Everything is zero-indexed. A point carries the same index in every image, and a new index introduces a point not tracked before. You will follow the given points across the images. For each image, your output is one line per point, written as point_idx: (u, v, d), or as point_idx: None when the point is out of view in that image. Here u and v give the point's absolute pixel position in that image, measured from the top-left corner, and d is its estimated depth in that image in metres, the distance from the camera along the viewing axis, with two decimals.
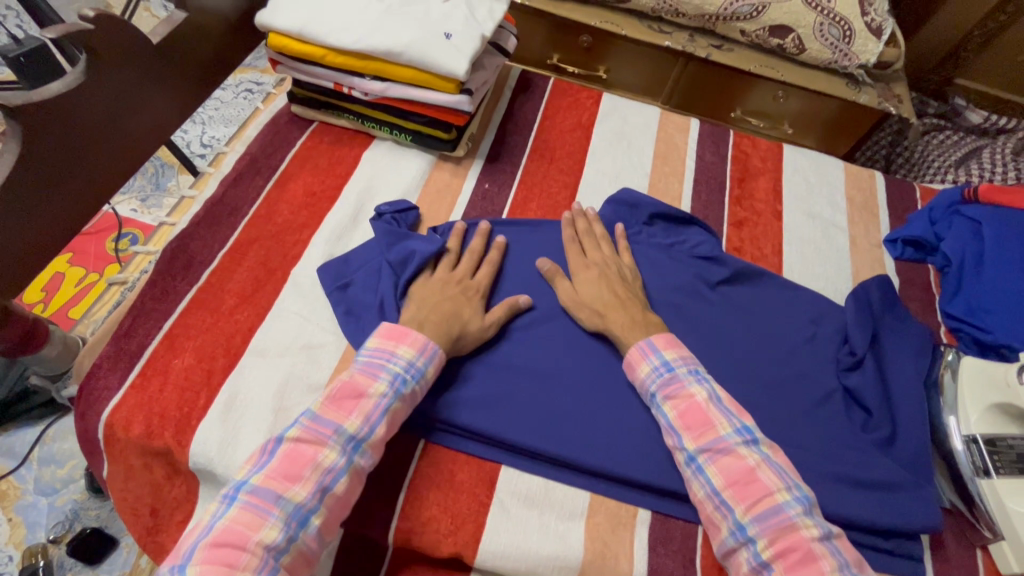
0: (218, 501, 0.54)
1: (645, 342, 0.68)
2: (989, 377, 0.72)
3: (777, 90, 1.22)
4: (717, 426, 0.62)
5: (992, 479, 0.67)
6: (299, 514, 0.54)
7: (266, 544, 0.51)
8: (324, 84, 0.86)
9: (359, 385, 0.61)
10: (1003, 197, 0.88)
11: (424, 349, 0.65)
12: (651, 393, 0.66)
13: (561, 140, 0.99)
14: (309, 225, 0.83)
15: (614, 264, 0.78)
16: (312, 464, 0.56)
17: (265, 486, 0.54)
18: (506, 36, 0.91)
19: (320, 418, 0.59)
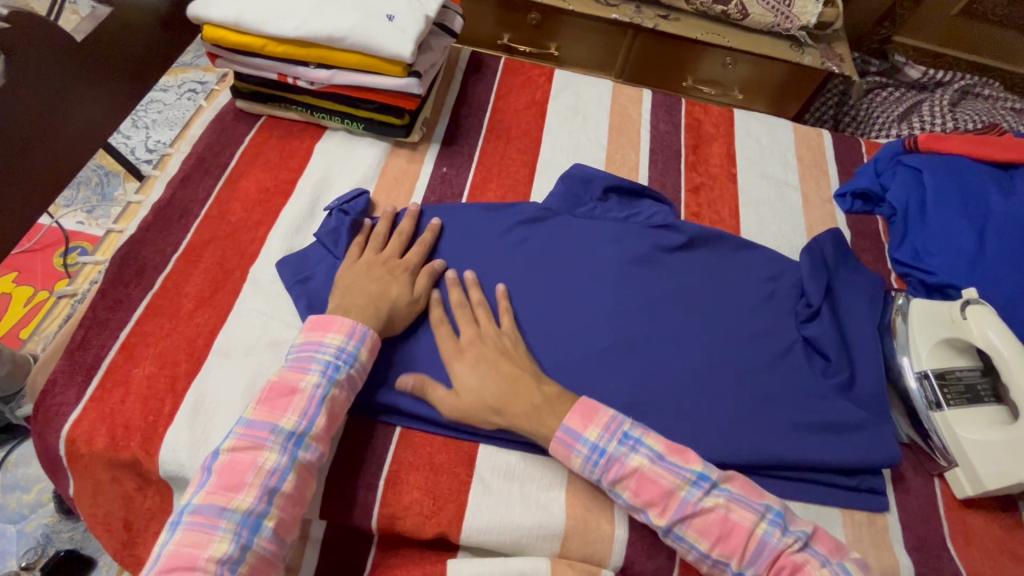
0: (166, 527, 0.55)
1: (564, 432, 0.61)
2: (934, 315, 0.75)
3: (725, 57, 1.24)
4: (674, 490, 0.58)
5: (944, 410, 0.70)
6: (248, 521, 0.54)
7: (217, 558, 0.52)
8: (267, 76, 0.83)
9: (288, 383, 0.61)
10: (941, 145, 0.92)
11: (353, 332, 0.65)
12: (597, 479, 0.61)
13: (516, 119, 0.98)
14: (264, 222, 0.81)
15: (492, 337, 0.69)
16: (253, 470, 0.56)
17: (208, 502, 0.54)
18: (451, 16, 0.91)
19: (253, 424, 0.58)
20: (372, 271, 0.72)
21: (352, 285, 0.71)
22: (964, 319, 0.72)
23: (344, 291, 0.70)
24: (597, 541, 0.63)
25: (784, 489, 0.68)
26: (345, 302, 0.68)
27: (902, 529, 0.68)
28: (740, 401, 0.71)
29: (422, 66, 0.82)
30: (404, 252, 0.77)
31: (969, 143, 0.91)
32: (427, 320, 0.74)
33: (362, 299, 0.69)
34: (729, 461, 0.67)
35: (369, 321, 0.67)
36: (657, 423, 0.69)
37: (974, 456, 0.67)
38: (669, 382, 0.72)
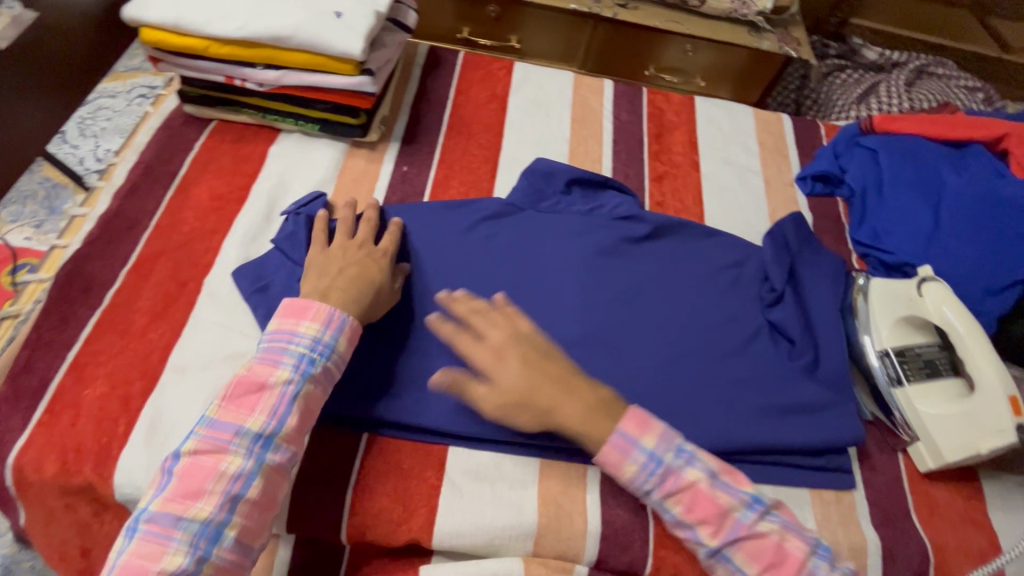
0: (122, 535, 0.53)
1: (619, 437, 0.59)
2: (893, 292, 0.77)
3: (686, 44, 1.25)
4: (730, 510, 0.58)
5: (905, 386, 0.71)
6: (206, 530, 0.52)
7: (170, 571, 0.50)
8: (214, 79, 0.80)
9: (256, 379, 0.58)
10: (896, 126, 0.93)
11: (330, 321, 0.62)
12: (647, 490, 0.59)
13: (477, 115, 0.97)
14: (219, 231, 0.78)
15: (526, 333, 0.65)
16: (214, 475, 0.53)
17: (165, 509, 0.52)
18: (405, 11, 0.88)
19: (216, 424, 0.56)
20: (348, 254, 0.70)
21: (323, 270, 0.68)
22: (919, 295, 0.73)
23: (318, 275, 0.67)
24: (571, 538, 0.63)
25: (753, 473, 0.69)
26: (324, 285, 0.66)
27: (869, 506, 0.70)
28: (709, 388, 0.72)
29: (374, 63, 0.80)
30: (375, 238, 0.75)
31: (923, 123, 0.92)
32: (391, 323, 0.72)
33: (342, 284, 0.66)
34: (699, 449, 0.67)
35: (346, 308, 0.65)
36: None
37: (934, 430, 0.69)
38: (639, 374, 0.71)
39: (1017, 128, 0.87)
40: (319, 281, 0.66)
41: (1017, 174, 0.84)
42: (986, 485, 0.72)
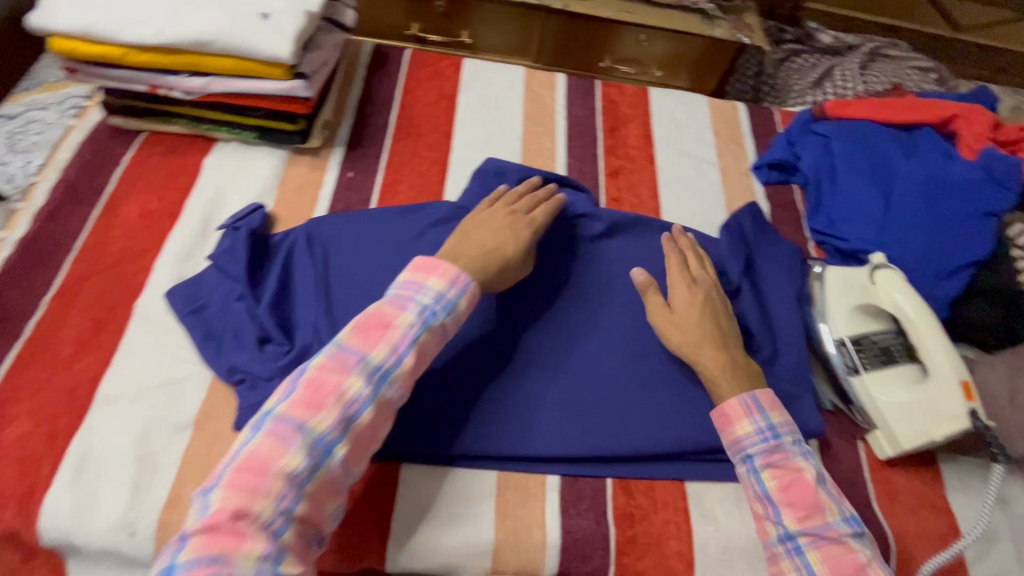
0: (246, 429, 0.52)
1: (750, 398, 0.62)
2: (847, 281, 0.76)
3: (640, 34, 1.23)
4: (824, 509, 0.57)
5: (862, 375, 0.71)
6: (325, 442, 0.51)
7: (288, 472, 0.49)
8: (136, 88, 0.75)
9: (386, 317, 0.58)
10: (848, 111, 0.93)
11: (456, 281, 0.62)
12: (748, 455, 0.61)
13: (426, 115, 0.93)
14: (151, 249, 0.74)
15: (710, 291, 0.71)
16: (336, 393, 0.53)
17: (290, 413, 0.51)
18: (341, 9, 0.85)
19: (347, 348, 0.55)
20: (507, 219, 0.71)
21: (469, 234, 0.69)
22: (872, 283, 0.74)
23: (459, 238, 0.69)
24: (530, 551, 0.62)
25: (714, 473, 0.68)
26: (450, 252, 0.67)
27: None
28: (668, 388, 0.70)
29: (308, 65, 0.76)
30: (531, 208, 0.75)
31: (874, 107, 0.92)
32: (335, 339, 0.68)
33: (469, 250, 0.67)
34: (657, 452, 0.66)
35: (470, 272, 0.65)
36: (585, 420, 0.67)
37: (890, 417, 0.69)
38: (594, 378, 0.70)
39: (964, 110, 0.88)
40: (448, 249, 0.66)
41: (966, 155, 0.84)
42: (944, 468, 0.72)
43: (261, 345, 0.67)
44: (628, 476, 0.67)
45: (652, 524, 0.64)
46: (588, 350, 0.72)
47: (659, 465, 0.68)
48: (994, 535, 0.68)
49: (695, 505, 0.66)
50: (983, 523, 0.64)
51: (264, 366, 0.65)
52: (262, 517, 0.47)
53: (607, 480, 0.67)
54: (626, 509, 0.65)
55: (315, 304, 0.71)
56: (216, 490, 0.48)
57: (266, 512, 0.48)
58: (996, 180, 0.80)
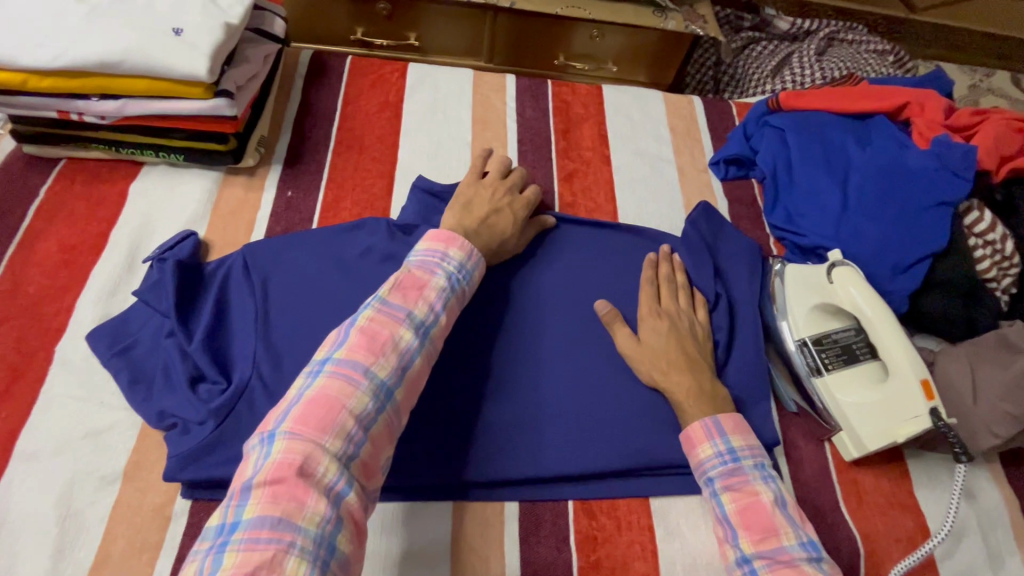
0: (303, 375, 0.52)
1: (711, 421, 0.62)
2: (805, 279, 0.75)
3: (592, 29, 1.20)
4: (780, 532, 0.55)
5: (824, 376, 0.69)
6: (385, 386, 0.52)
7: (358, 411, 0.50)
8: (44, 115, 0.70)
9: (420, 279, 0.60)
10: (801, 101, 0.91)
11: (471, 255, 0.66)
12: (709, 477, 0.60)
13: (369, 126, 0.89)
14: (72, 287, 0.69)
15: (687, 319, 0.70)
16: (390, 343, 0.54)
17: (352, 358, 0.52)
18: (269, 19, 0.82)
19: (391, 303, 0.57)
20: (500, 194, 0.76)
21: (473, 208, 0.73)
22: (831, 281, 0.72)
23: (462, 211, 0.72)
24: None
25: (679, 487, 0.66)
26: (467, 226, 0.70)
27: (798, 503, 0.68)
28: (629, 402, 0.68)
29: (231, 81, 0.72)
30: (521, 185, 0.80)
31: (827, 97, 0.90)
32: (275, 372, 0.64)
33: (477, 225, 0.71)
34: (619, 470, 0.64)
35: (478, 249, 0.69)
36: (542, 442, 0.65)
37: (852, 418, 0.67)
38: (552, 395, 0.68)
39: (918, 97, 0.87)
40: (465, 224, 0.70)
41: (919, 144, 0.83)
42: (912, 465, 0.71)
43: (194, 386, 0.62)
44: (591, 497, 0.64)
45: (617, 546, 0.62)
46: (545, 367, 0.69)
47: (622, 482, 0.65)
48: (962, 530, 0.68)
49: (660, 522, 0.64)
50: (949, 520, 0.62)
51: (198, 408, 0.61)
52: (327, 466, 0.46)
53: (569, 503, 0.64)
54: (589, 532, 0.62)
55: (252, 335, 0.67)
56: (284, 430, 0.47)
57: (333, 458, 0.47)
58: (953, 169, 0.76)
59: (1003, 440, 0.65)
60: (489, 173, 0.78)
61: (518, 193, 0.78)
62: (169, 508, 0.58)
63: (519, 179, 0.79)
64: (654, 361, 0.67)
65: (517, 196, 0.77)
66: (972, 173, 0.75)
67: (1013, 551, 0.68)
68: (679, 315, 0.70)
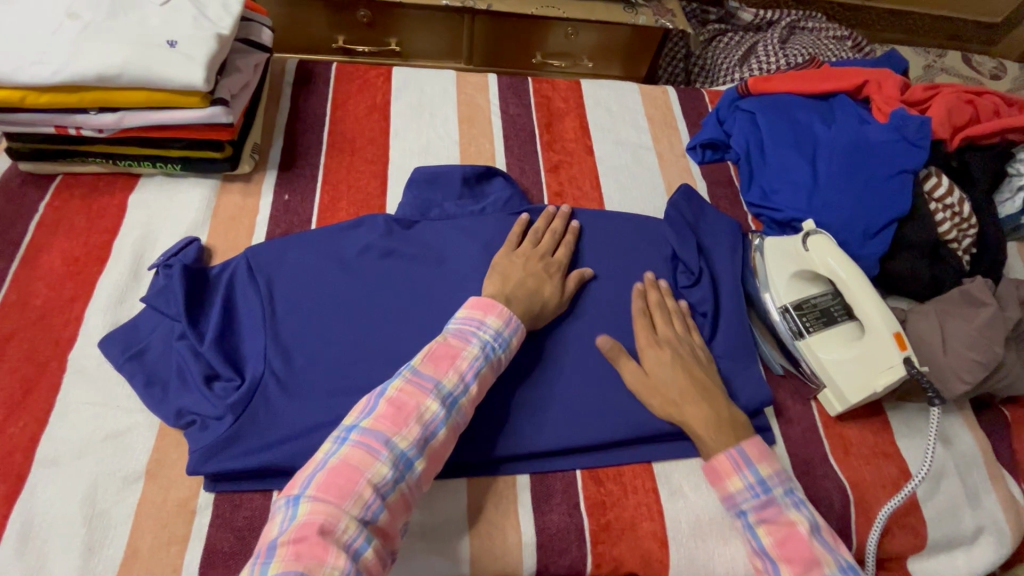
0: (329, 440, 0.54)
1: (736, 452, 0.61)
2: (782, 249, 0.80)
3: (568, 27, 1.25)
4: (821, 561, 0.56)
5: (806, 338, 0.74)
6: (407, 457, 0.53)
7: (376, 481, 0.51)
8: (42, 130, 0.72)
9: (454, 347, 0.60)
10: (769, 86, 0.96)
11: (509, 322, 0.65)
12: (741, 510, 0.60)
13: (359, 128, 0.92)
14: (79, 298, 0.70)
15: (687, 345, 0.71)
16: (415, 415, 0.55)
17: (375, 428, 0.53)
18: (257, 29, 0.84)
19: (420, 373, 0.58)
20: (530, 264, 0.73)
21: (508, 274, 0.71)
22: (807, 250, 0.76)
23: (500, 280, 0.70)
24: (507, 554, 0.63)
25: (679, 450, 0.69)
26: (506, 291, 0.68)
27: (790, 458, 0.72)
28: None
29: (225, 90, 0.75)
30: (555, 249, 0.77)
31: (793, 80, 0.96)
32: (288, 366, 0.67)
33: (518, 293, 0.69)
34: (623, 438, 0.68)
35: (520, 315, 0.68)
36: (548, 416, 0.68)
37: (835, 374, 0.72)
38: (557, 373, 0.70)
39: (875, 75, 0.93)
40: (503, 286, 0.68)
41: (879, 118, 0.88)
42: (891, 416, 0.76)
43: (209, 384, 0.64)
44: (597, 465, 0.68)
45: (625, 508, 0.66)
46: (546, 347, 0.72)
47: (626, 449, 0.69)
48: (941, 472, 0.73)
49: (663, 483, 0.68)
50: (927, 462, 0.67)
51: (215, 404, 0.63)
52: (347, 526, 0.48)
53: (577, 472, 0.67)
54: (598, 497, 0.66)
55: (262, 333, 0.69)
56: (308, 497, 0.49)
57: (353, 520, 0.48)
58: (910, 139, 0.82)
59: (972, 385, 0.70)
60: (517, 244, 0.76)
61: (551, 253, 0.76)
62: (193, 502, 0.60)
63: (552, 242, 0.77)
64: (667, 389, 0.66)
65: (550, 258, 0.75)
66: (927, 143, 0.82)
67: (987, 486, 0.73)
68: (677, 343, 0.70)
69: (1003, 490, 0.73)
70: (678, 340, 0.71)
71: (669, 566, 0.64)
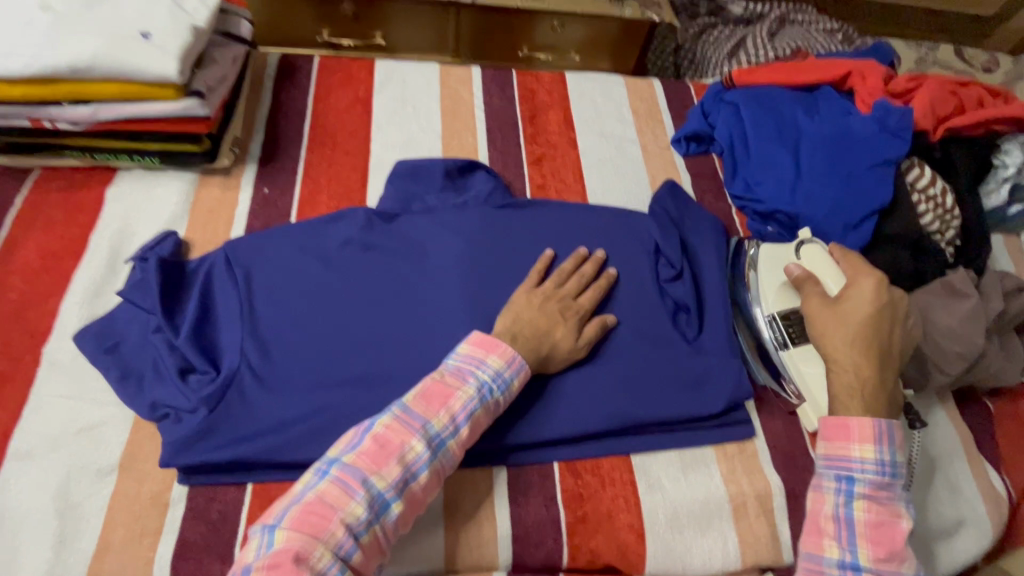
0: (309, 472, 0.53)
1: (883, 427, 0.62)
2: (773, 257, 0.76)
3: (553, 20, 1.25)
4: (903, 557, 0.59)
5: (790, 350, 0.70)
6: (383, 498, 0.52)
7: (349, 522, 0.50)
8: (17, 123, 0.72)
9: (448, 387, 0.59)
10: (752, 78, 0.96)
11: (512, 362, 0.62)
12: (852, 477, 0.61)
13: (341, 122, 0.91)
14: (55, 292, 0.70)
15: (896, 318, 0.66)
16: (398, 455, 0.54)
17: (355, 465, 0.53)
18: (235, 21, 0.84)
19: (410, 411, 0.57)
20: (547, 306, 0.69)
21: (520, 313, 0.68)
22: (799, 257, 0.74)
23: (512, 317, 0.67)
24: (483, 546, 0.63)
25: (657, 442, 0.69)
26: (512, 325, 0.66)
27: (770, 450, 0.71)
28: (608, 366, 0.70)
29: (202, 82, 0.74)
30: (579, 293, 0.73)
31: (778, 72, 0.96)
32: (264, 360, 0.66)
33: (524, 328, 0.66)
34: (601, 430, 0.67)
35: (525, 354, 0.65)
36: (524, 407, 0.67)
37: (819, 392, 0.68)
38: None
39: (859, 67, 0.92)
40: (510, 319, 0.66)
41: (861, 109, 0.88)
42: None
43: (184, 376, 0.64)
44: (576, 457, 0.68)
45: (602, 501, 0.66)
46: None
47: (605, 441, 0.69)
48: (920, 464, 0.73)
49: (641, 477, 0.67)
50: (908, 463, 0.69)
51: (189, 397, 0.63)
52: (321, 555, 0.48)
53: (554, 464, 0.67)
54: (575, 490, 0.66)
55: (239, 328, 0.68)
56: (281, 529, 0.49)
57: (326, 551, 0.48)
58: (892, 130, 0.82)
59: (953, 377, 0.71)
60: (539, 282, 0.73)
61: (573, 298, 0.71)
62: (167, 495, 0.60)
63: (577, 284, 0.72)
64: (845, 329, 0.65)
65: (570, 301, 0.71)
66: (908, 133, 0.81)
67: (967, 478, 0.73)
68: (894, 304, 0.66)
69: (984, 482, 0.73)
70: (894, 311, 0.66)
71: (646, 558, 0.64)
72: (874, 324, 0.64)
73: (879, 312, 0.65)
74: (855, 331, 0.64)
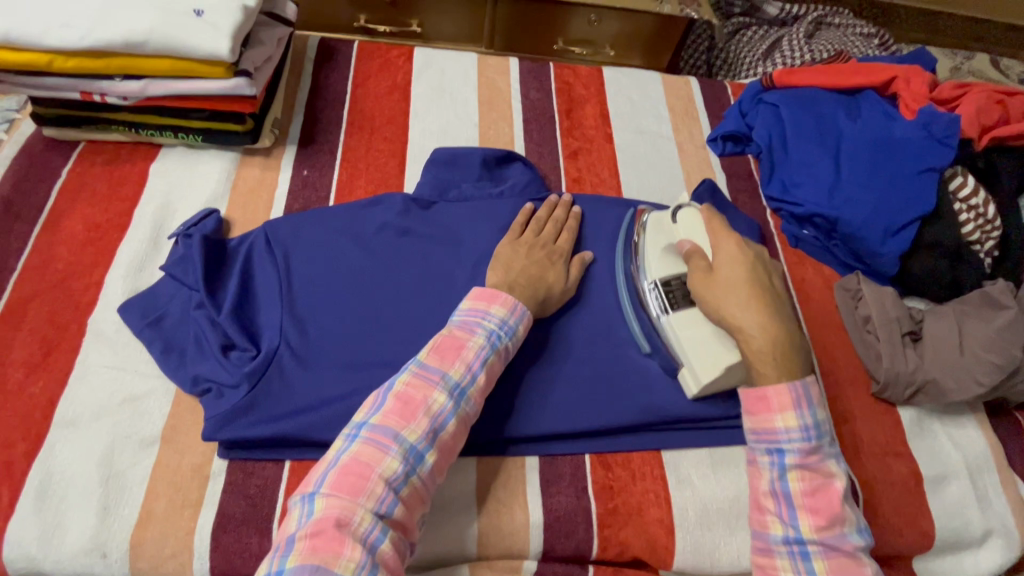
0: (339, 438, 0.54)
1: (800, 388, 0.59)
2: (659, 223, 0.75)
3: (591, 14, 1.25)
4: (844, 523, 0.56)
5: (670, 315, 0.69)
6: (417, 450, 0.53)
7: (388, 477, 0.51)
8: (68, 96, 0.73)
9: (458, 339, 0.59)
10: (794, 79, 0.95)
11: (514, 310, 0.63)
12: (780, 449, 0.59)
13: (380, 107, 0.92)
14: (99, 263, 0.71)
15: (773, 273, 0.67)
16: (423, 409, 0.54)
17: (384, 424, 0.53)
18: (281, 2, 0.84)
19: (427, 366, 0.57)
20: (532, 253, 0.71)
21: (511, 263, 0.69)
22: (678, 226, 0.72)
23: (503, 268, 0.68)
24: (514, 533, 0.63)
25: (689, 439, 0.69)
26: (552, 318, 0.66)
27: None
28: (642, 363, 0.70)
29: (249, 62, 0.75)
30: (557, 236, 0.75)
31: (820, 74, 0.95)
32: (304, 339, 0.67)
33: (521, 279, 0.67)
34: (632, 424, 0.67)
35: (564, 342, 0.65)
36: (556, 397, 0.68)
37: (691, 350, 0.66)
38: (566, 357, 0.70)
39: (903, 71, 0.91)
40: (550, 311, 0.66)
41: (906, 115, 0.87)
42: (904, 412, 0.75)
43: (226, 353, 0.65)
44: (607, 451, 0.68)
45: (632, 494, 0.66)
46: (561, 331, 0.71)
47: (637, 435, 0.69)
48: (951, 471, 0.72)
49: (672, 472, 0.68)
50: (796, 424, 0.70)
51: (231, 373, 0.64)
52: (361, 519, 0.48)
53: (585, 456, 0.68)
54: (605, 482, 0.66)
55: (278, 307, 0.69)
56: (321, 493, 0.49)
57: (366, 513, 0.49)
58: (937, 137, 0.81)
59: (988, 388, 0.69)
60: (520, 232, 0.74)
61: (552, 240, 0.74)
62: (207, 468, 0.61)
63: (554, 229, 0.75)
64: (737, 291, 0.63)
65: (552, 245, 0.73)
66: (953, 141, 0.80)
67: (996, 488, 0.73)
68: (765, 260, 0.67)
69: (1013, 493, 0.73)
70: (769, 266, 0.67)
71: (674, 553, 0.64)
72: (757, 282, 0.63)
73: (757, 267, 0.65)
74: (750, 296, 0.63)
